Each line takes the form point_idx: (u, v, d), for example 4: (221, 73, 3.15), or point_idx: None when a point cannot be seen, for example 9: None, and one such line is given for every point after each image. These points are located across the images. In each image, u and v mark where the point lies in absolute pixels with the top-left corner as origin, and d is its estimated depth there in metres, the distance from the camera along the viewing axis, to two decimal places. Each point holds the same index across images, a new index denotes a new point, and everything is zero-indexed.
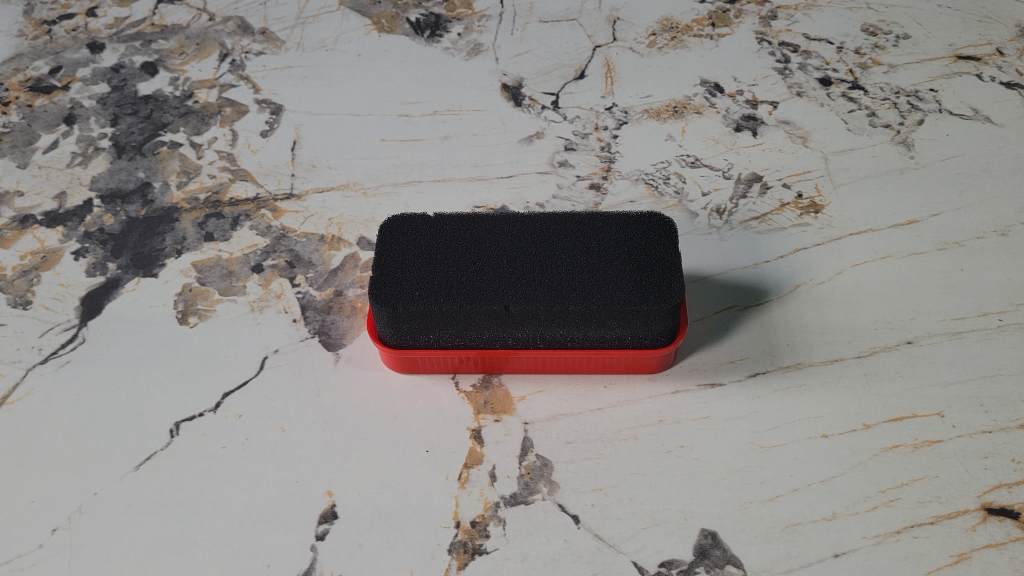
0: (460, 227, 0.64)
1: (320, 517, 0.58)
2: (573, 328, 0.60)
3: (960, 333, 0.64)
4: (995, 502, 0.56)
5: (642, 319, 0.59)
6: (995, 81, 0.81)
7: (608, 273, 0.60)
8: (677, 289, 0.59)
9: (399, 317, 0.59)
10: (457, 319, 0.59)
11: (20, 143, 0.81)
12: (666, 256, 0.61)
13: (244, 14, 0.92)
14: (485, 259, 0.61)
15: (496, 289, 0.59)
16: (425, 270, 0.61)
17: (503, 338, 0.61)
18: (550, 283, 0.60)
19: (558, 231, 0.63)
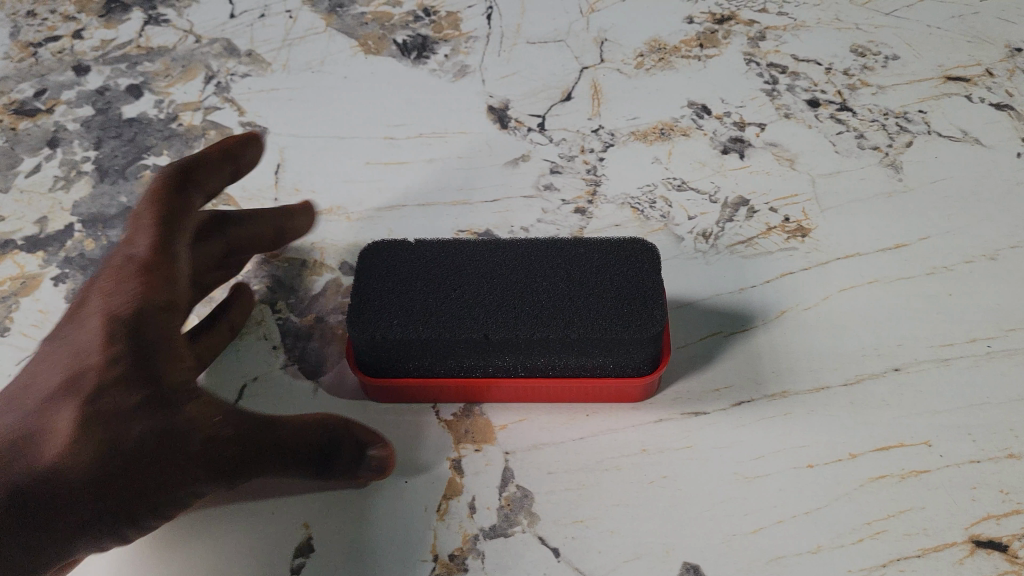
0: (440, 253, 0.63)
1: (297, 550, 0.57)
2: (554, 356, 0.59)
3: (948, 360, 0.63)
4: (982, 534, 0.55)
5: (624, 347, 0.58)
6: (985, 102, 0.81)
7: (590, 301, 0.59)
8: (660, 318, 0.58)
9: (375, 346, 0.58)
10: (434, 348, 0.59)
11: (3, 168, 0.81)
12: (649, 284, 0.60)
13: (230, 36, 0.92)
14: (464, 285, 0.61)
15: (475, 317, 0.59)
16: (403, 298, 0.60)
17: (484, 366, 0.60)
18: (531, 309, 0.59)
19: (538, 257, 0.63)
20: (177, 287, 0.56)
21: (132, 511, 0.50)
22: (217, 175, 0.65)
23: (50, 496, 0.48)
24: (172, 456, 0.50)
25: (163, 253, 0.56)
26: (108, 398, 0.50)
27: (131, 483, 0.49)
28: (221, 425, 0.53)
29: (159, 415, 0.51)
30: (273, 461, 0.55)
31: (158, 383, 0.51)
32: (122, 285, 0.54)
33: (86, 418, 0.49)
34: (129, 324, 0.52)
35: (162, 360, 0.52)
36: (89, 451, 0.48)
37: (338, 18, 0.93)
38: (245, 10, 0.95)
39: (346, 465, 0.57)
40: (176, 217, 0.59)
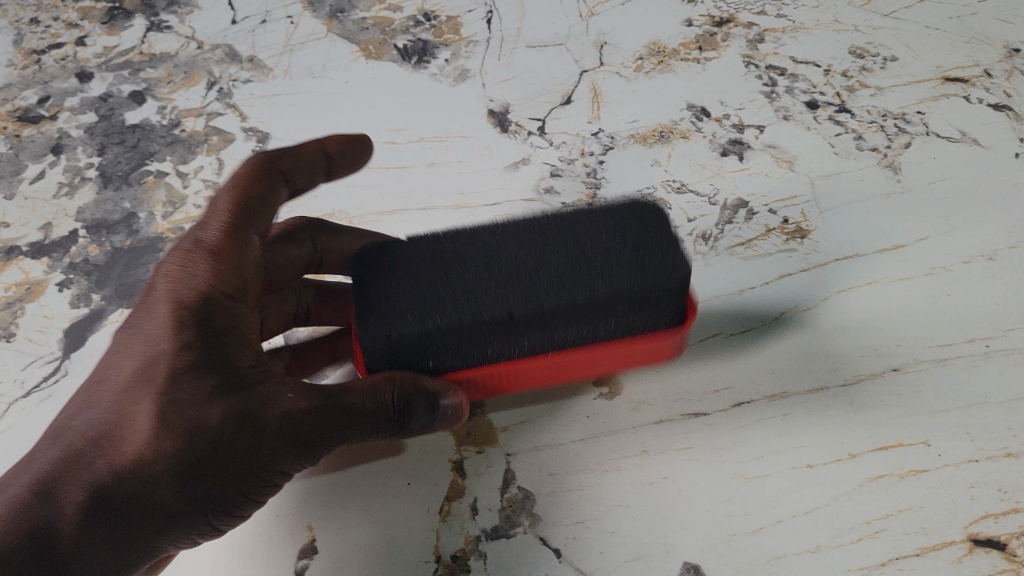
0: (437, 253, 0.63)
1: (301, 552, 0.58)
2: (583, 326, 0.59)
3: (946, 360, 0.64)
4: (981, 533, 0.56)
5: (656, 300, 0.58)
6: (983, 102, 0.81)
7: (608, 259, 0.60)
8: (682, 257, 0.59)
9: (391, 346, 0.58)
10: (453, 338, 0.58)
11: (7, 174, 0.82)
12: (661, 237, 0.61)
13: (232, 42, 0.93)
14: (471, 276, 0.61)
15: (491, 300, 0.58)
16: (412, 295, 0.59)
17: (509, 351, 0.60)
18: (548, 284, 0.59)
19: (543, 238, 0.63)
20: (244, 278, 0.59)
21: (220, 491, 0.51)
22: (295, 176, 0.66)
23: (130, 490, 0.49)
24: (249, 437, 0.52)
25: (225, 245, 0.59)
26: (178, 386, 0.52)
27: (215, 464, 0.51)
28: (293, 399, 0.54)
29: (232, 398, 0.52)
30: (344, 424, 0.55)
31: (225, 368, 0.53)
32: (190, 269, 0.57)
33: (161, 406, 0.51)
34: (195, 312, 0.55)
35: (228, 343, 0.55)
36: (165, 440, 0.50)
37: (339, 24, 0.94)
38: (247, 16, 0.96)
39: (420, 416, 0.56)
40: (251, 210, 0.62)
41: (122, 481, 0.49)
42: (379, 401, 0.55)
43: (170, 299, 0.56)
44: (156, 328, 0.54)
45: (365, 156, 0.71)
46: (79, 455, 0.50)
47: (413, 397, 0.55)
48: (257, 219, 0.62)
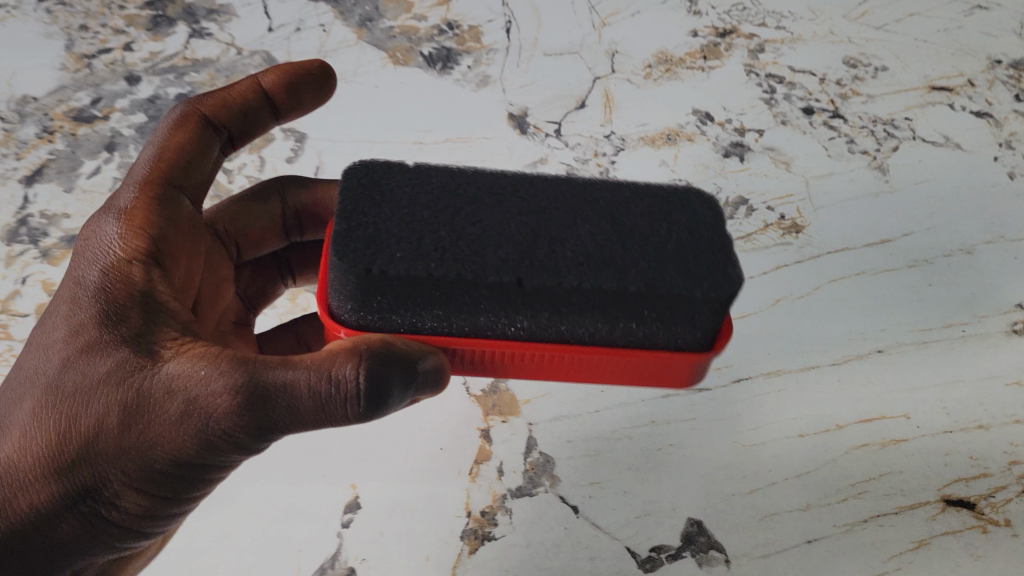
0: (447, 186, 0.57)
1: (345, 507, 0.64)
2: (595, 323, 0.53)
3: (927, 343, 0.71)
4: (953, 494, 0.63)
5: (684, 310, 0.52)
6: (966, 110, 0.87)
7: (647, 244, 0.54)
8: (736, 275, 0.53)
9: (369, 283, 0.51)
10: (444, 289, 0.52)
11: (66, 169, 0.89)
12: (715, 238, 0.55)
13: (269, 48, 0.99)
14: (481, 222, 0.55)
15: (502, 262, 0.52)
16: (408, 231, 0.54)
17: (505, 326, 0.54)
18: (568, 257, 0.53)
19: (573, 199, 0.58)
20: (178, 228, 0.57)
21: (140, 470, 0.48)
22: (238, 121, 0.64)
23: (40, 466, 0.48)
24: (162, 416, 0.47)
25: (152, 202, 0.55)
26: (88, 359, 0.48)
27: (129, 442, 0.48)
28: (210, 380, 0.47)
29: (142, 373, 0.48)
30: (279, 406, 0.47)
31: (139, 339, 0.49)
32: (93, 241, 0.52)
33: (71, 377, 0.48)
34: (95, 290, 0.50)
35: (129, 321, 0.49)
36: (76, 414, 0.48)
37: (368, 32, 1.00)
38: (282, 24, 1.01)
39: (386, 396, 0.48)
40: (189, 158, 0.60)
41: (29, 457, 0.48)
42: (338, 382, 0.47)
43: (87, 263, 0.51)
44: (72, 293, 0.51)
45: (325, 89, 0.67)
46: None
47: (376, 378, 0.48)
48: (196, 169, 0.60)
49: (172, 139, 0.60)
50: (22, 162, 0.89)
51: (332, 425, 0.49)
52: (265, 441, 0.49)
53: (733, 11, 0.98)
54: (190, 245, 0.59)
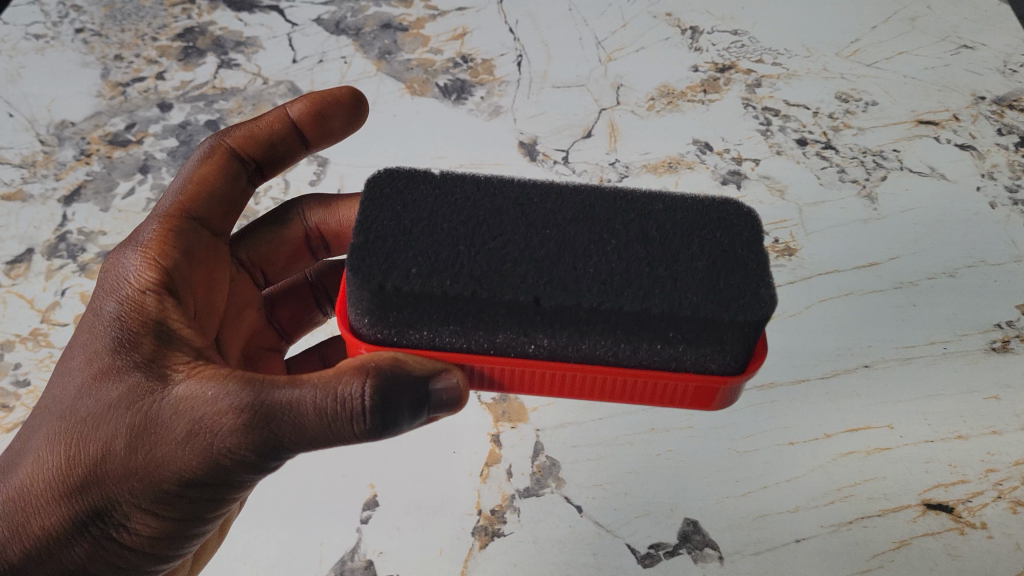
0: (482, 214, 0.61)
1: (364, 505, 0.69)
2: (621, 341, 0.57)
3: (910, 359, 0.75)
4: (933, 499, 0.67)
5: (714, 334, 0.55)
6: (951, 143, 0.93)
7: (675, 268, 0.58)
8: (767, 298, 0.55)
9: (383, 298, 0.56)
10: (458, 306, 0.56)
11: (102, 190, 0.94)
12: (751, 262, 0.59)
13: (294, 78, 1.04)
14: (509, 246, 0.59)
15: (528, 283, 0.56)
16: (436, 252, 0.58)
17: (531, 343, 0.58)
18: (596, 279, 0.57)
19: (609, 226, 0.61)
20: (195, 257, 0.65)
21: (149, 487, 0.54)
22: (264, 148, 0.74)
23: (59, 485, 0.54)
24: (170, 434, 0.53)
25: (168, 236, 0.63)
26: (103, 383, 0.54)
27: (140, 460, 0.53)
28: (217, 400, 0.52)
29: (154, 395, 0.53)
30: (284, 423, 0.52)
31: (151, 365, 0.54)
32: (112, 280, 0.59)
33: (88, 401, 0.54)
34: (111, 323, 0.56)
35: (139, 350, 0.55)
36: (88, 437, 0.54)
37: (387, 64, 1.05)
38: (306, 56, 1.06)
39: (395, 410, 0.52)
40: (212, 189, 0.69)
41: (49, 476, 0.54)
42: (344, 400, 0.51)
43: (105, 295, 0.58)
44: (91, 326, 0.57)
45: (354, 114, 0.76)
46: (22, 451, 0.56)
47: (380, 394, 0.51)
48: (221, 198, 0.70)
49: (198, 172, 0.69)
50: (62, 183, 0.95)
51: (338, 443, 0.53)
52: (273, 459, 0.54)
53: (732, 48, 1.03)
54: (210, 268, 0.67)
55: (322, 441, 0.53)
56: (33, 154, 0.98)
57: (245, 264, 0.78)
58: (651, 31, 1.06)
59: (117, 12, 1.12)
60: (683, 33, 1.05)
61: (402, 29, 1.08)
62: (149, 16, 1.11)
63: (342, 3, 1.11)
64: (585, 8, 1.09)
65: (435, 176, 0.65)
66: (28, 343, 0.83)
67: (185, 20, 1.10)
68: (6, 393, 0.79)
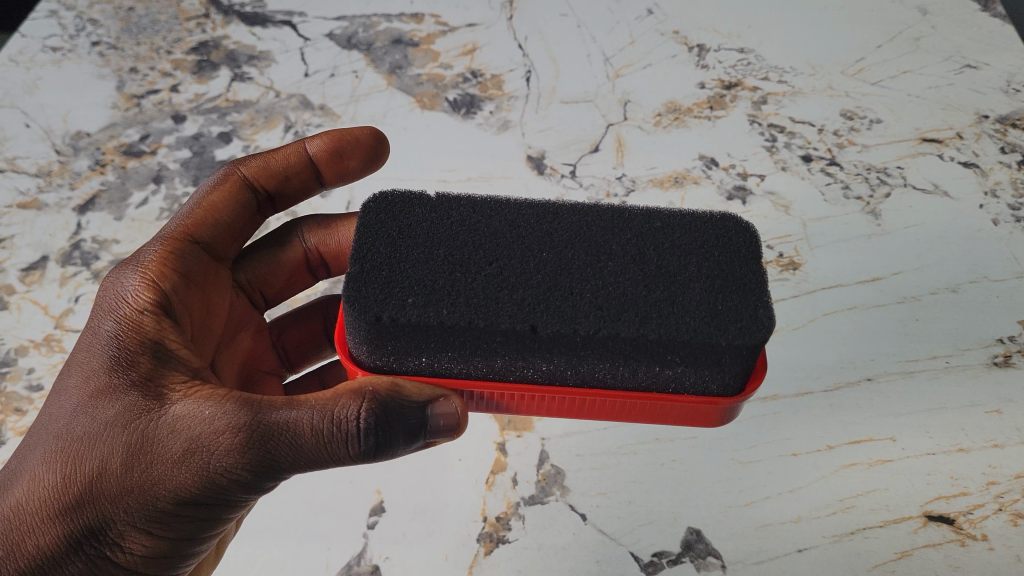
0: (478, 237, 0.63)
1: (371, 510, 0.70)
2: (618, 364, 0.58)
3: (913, 372, 0.76)
4: (934, 510, 0.68)
5: (711, 356, 0.56)
6: (954, 160, 0.94)
7: (671, 291, 0.59)
8: (764, 320, 0.57)
9: (381, 327, 0.57)
10: (456, 334, 0.57)
11: (116, 199, 0.96)
12: (749, 283, 0.60)
13: (306, 91, 1.05)
14: (504, 271, 0.60)
15: (524, 310, 0.57)
16: (432, 280, 0.59)
17: (530, 367, 0.59)
18: (592, 305, 0.58)
19: (605, 247, 0.63)
20: (193, 282, 0.70)
21: (147, 503, 0.57)
22: (279, 181, 0.80)
23: (57, 500, 0.57)
24: (169, 452, 0.56)
25: (168, 262, 0.67)
26: (104, 402, 0.57)
27: (139, 476, 0.56)
28: (215, 419, 0.56)
29: (153, 414, 0.57)
30: (280, 442, 0.56)
31: (149, 385, 0.58)
32: (111, 304, 0.62)
33: (88, 419, 0.57)
34: (108, 345, 0.60)
35: (136, 371, 0.58)
36: (87, 455, 0.57)
37: (397, 78, 1.07)
38: (317, 70, 1.08)
39: (389, 432, 0.56)
40: (220, 218, 0.75)
41: (47, 491, 0.57)
42: (339, 420, 0.56)
43: (104, 316, 0.62)
44: (88, 346, 0.60)
45: (373, 152, 0.81)
46: (17, 470, 0.58)
47: (376, 415, 0.56)
48: (224, 225, 0.75)
49: (209, 200, 0.76)
50: (76, 192, 0.97)
51: (329, 462, 0.57)
52: (265, 478, 0.58)
53: (738, 66, 1.04)
54: (207, 291, 0.72)
55: (315, 460, 0.57)
56: (48, 164, 1.00)
57: (245, 286, 0.81)
58: (658, 49, 1.07)
59: (133, 25, 1.14)
60: (690, 50, 1.06)
61: (412, 45, 1.10)
62: (164, 30, 1.13)
63: (354, 18, 1.13)
64: (594, 26, 1.10)
65: (433, 200, 0.66)
66: (42, 348, 0.84)
67: (200, 34, 1.12)
68: (20, 397, 0.81)
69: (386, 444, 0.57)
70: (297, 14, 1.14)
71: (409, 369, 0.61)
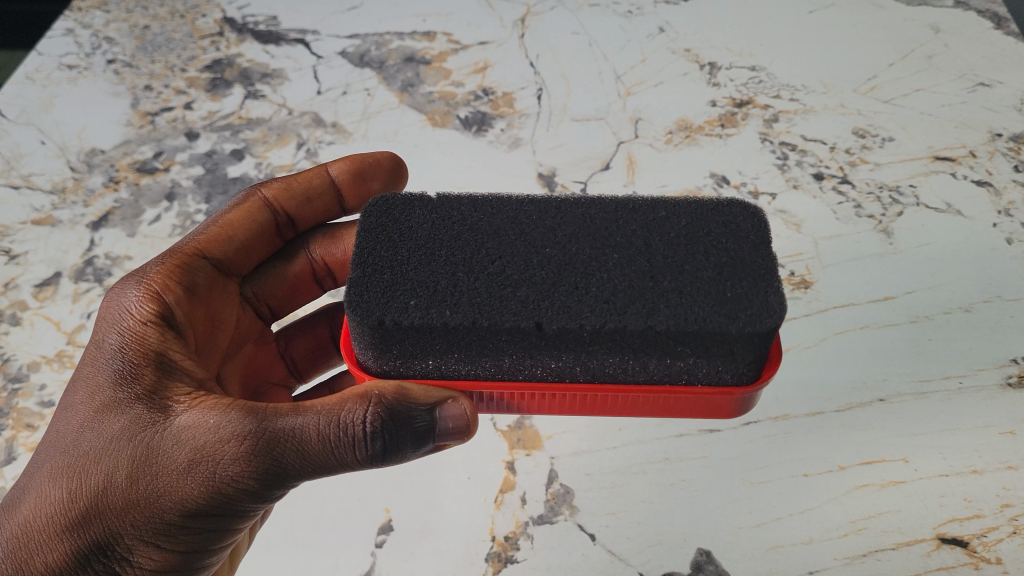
0: (481, 234, 0.63)
1: (379, 529, 0.70)
2: (627, 358, 0.58)
3: (926, 393, 0.76)
4: (948, 533, 0.68)
5: (722, 346, 0.56)
6: (967, 179, 0.93)
7: (679, 280, 0.59)
8: (776, 306, 0.56)
9: (385, 332, 0.57)
10: (460, 335, 0.57)
11: (129, 216, 0.96)
12: (757, 265, 0.60)
13: (318, 109, 1.06)
14: (508, 269, 0.60)
15: (529, 307, 0.57)
16: (436, 282, 0.59)
17: (539, 365, 0.59)
18: (598, 299, 0.57)
19: (609, 237, 0.62)
20: (198, 295, 0.70)
21: (154, 516, 0.57)
22: (301, 202, 0.80)
23: (62, 516, 0.57)
24: (174, 462, 0.56)
25: (174, 275, 0.68)
26: (109, 416, 0.58)
27: (144, 488, 0.56)
28: (221, 429, 0.56)
29: (158, 426, 0.57)
30: (287, 449, 0.56)
31: (153, 396, 0.58)
32: (115, 317, 0.63)
33: (92, 434, 0.58)
34: (113, 357, 0.60)
35: (140, 383, 0.59)
36: (93, 470, 0.57)
37: (409, 96, 1.07)
38: (330, 88, 1.08)
39: (397, 436, 0.56)
40: (233, 236, 0.76)
41: (54, 507, 0.57)
42: (346, 425, 0.56)
43: (109, 329, 0.62)
44: (92, 360, 0.61)
45: (393, 174, 0.83)
46: (24, 488, 0.59)
47: (383, 419, 0.56)
48: (235, 243, 0.76)
49: (227, 219, 0.76)
50: (90, 209, 0.97)
51: (337, 467, 0.57)
52: (273, 487, 0.58)
53: (750, 83, 1.04)
54: (212, 306, 0.73)
55: (325, 467, 0.57)
56: (63, 181, 1.00)
57: (250, 300, 0.81)
58: (670, 67, 1.07)
59: (148, 43, 1.15)
60: (701, 68, 1.06)
61: (424, 63, 1.10)
62: (178, 47, 1.14)
63: (366, 37, 1.14)
64: (605, 44, 1.11)
65: (434, 200, 0.65)
66: (54, 364, 0.84)
67: (213, 52, 1.13)
68: (31, 413, 0.81)
69: (397, 449, 0.58)
70: (310, 33, 1.14)
71: (416, 372, 0.61)
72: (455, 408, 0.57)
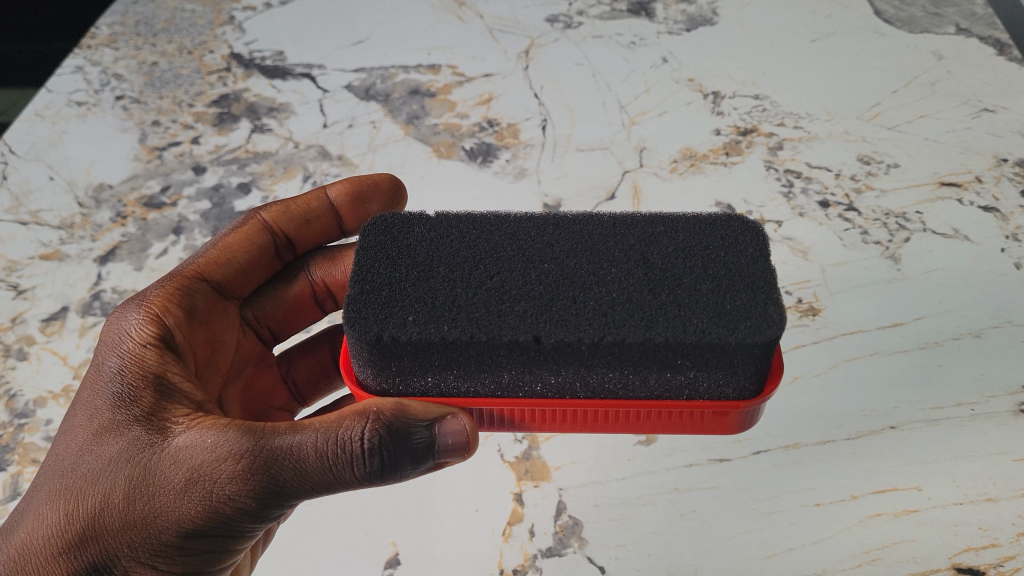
0: (479, 251, 0.63)
1: (386, 563, 0.69)
2: (627, 372, 0.57)
3: (937, 421, 0.75)
4: (963, 563, 0.67)
5: (722, 358, 0.56)
6: (974, 205, 0.93)
7: (677, 293, 0.58)
8: (775, 317, 0.56)
9: (382, 348, 0.57)
10: (458, 350, 0.57)
11: (136, 250, 0.97)
12: (754, 277, 0.59)
13: (324, 142, 1.07)
14: (506, 284, 0.60)
15: (526, 322, 0.57)
16: (435, 297, 0.59)
17: (538, 381, 0.59)
18: (596, 313, 0.57)
19: (606, 253, 0.62)
20: (197, 317, 0.70)
21: (151, 537, 0.57)
22: (299, 225, 0.80)
23: (62, 540, 0.57)
24: (170, 482, 0.56)
25: (173, 298, 0.68)
26: (107, 439, 0.58)
27: (141, 508, 0.56)
28: (218, 449, 0.56)
29: (156, 447, 0.57)
30: (284, 468, 0.56)
31: (151, 418, 0.58)
32: (114, 341, 0.63)
33: (90, 456, 0.58)
34: (111, 380, 0.60)
35: (140, 406, 0.59)
36: (90, 492, 0.57)
37: (414, 128, 1.07)
38: (336, 121, 1.09)
39: (394, 452, 0.56)
40: (232, 258, 0.76)
41: (52, 530, 0.57)
42: (344, 442, 0.55)
43: (109, 354, 0.62)
44: (91, 383, 0.61)
45: (392, 195, 0.82)
46: (22, 512, 0.59)
47: (380, 436, 0.55)
48: (232, 266, 0.76)
49: (226, 241, 0.77)
50: (98, 244, 0.98)
51: (336, 486, 0.57)
52: (271, 508, 0.57)
53: (753, 112, 1.05)
54: (212, 331, 0.73)
55: (322, 485, 0.56)
56: (71, 217, 1.01)
57: (250, 322, 0.81)
58: (673, 96, 1.08)
59: (155, 80, 1.16)
60: (705, 98, 1.07)
61: (429, 96, 1.11)
62: (186, 83, 1.15)
63: (372, 70, 1.15)
64: (609, 75, 1.11)
65: (431, 219, 0.65)
66: (60, 399, 0.84)
67: (221, 87, 1.14)
68: (37, 448, 0.81)
69: (396, 465, 0.57)
70: (316, 67, 1.15)
71: (415, 390, 0.60)
72: (455, 424, 0.56)
